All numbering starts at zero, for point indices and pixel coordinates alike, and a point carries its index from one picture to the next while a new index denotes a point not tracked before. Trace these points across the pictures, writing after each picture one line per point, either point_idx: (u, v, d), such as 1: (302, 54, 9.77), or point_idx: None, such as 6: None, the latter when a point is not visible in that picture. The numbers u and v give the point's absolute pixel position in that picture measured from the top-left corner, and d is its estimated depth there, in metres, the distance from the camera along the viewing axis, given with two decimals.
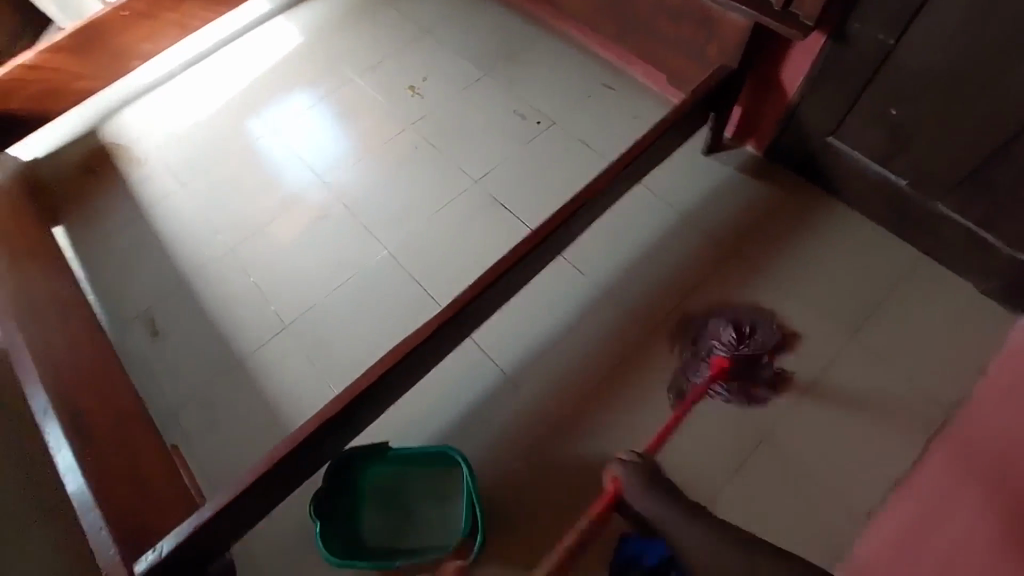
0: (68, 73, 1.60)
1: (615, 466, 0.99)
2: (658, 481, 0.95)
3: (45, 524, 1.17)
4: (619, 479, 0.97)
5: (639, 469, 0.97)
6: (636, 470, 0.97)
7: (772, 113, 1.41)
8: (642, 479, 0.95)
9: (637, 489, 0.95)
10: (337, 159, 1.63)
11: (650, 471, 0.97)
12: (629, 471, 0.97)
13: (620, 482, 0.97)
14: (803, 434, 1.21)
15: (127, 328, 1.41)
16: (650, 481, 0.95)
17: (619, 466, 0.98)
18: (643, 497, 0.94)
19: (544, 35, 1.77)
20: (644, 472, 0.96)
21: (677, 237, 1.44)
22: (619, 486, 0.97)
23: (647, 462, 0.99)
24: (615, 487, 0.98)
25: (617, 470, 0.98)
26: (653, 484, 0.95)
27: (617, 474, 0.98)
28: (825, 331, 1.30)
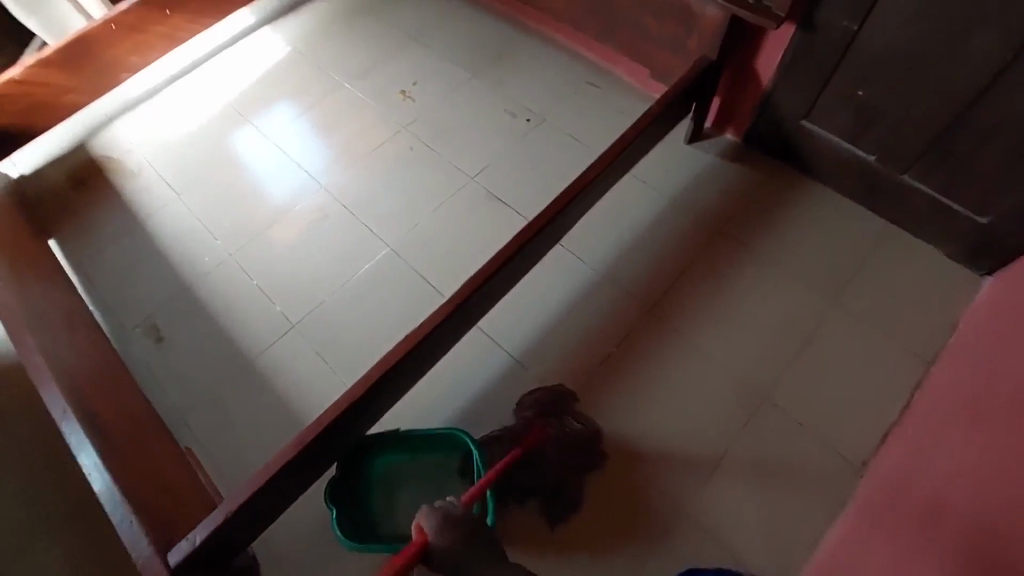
0: (55, 86, 1.60)
1: (426, 516, 0.88)
2: (463, 533, 0.86)
3: (58, 534, 1.16)
4: (426, 531, 0.87)
5: (444, 523, 0.86)
6: (444, 527, 0.86)
7: (749, 101, 1.50)
8: (444, 532, 0.86)
9: (445, 541, 0.85)
10: (332, 162, 1.66)
11: (456, 522, 0.87)
12: (438, 527, 0.86)
13: (428, 533, 0.87)
14: (799, 397, 1.28)
15: (131, 335, 1.41)
16: (455, 538, 0.85)
17: (427, 516, 0.88)
18: (444, 551, 0.85)
19: (527, 39, 1.84)
20: (454, 532, 0.86)
21: (667, 219, 1.51)
22: (425, 538, 0.87)
23: (458, 513, 0.89)
24: (423, 539, 0.87)
25: (422, 521, 0.88)
26: (456, 538, 0.86)
27: (425, 526, 0.87)
28: (811, 300, 1.38)
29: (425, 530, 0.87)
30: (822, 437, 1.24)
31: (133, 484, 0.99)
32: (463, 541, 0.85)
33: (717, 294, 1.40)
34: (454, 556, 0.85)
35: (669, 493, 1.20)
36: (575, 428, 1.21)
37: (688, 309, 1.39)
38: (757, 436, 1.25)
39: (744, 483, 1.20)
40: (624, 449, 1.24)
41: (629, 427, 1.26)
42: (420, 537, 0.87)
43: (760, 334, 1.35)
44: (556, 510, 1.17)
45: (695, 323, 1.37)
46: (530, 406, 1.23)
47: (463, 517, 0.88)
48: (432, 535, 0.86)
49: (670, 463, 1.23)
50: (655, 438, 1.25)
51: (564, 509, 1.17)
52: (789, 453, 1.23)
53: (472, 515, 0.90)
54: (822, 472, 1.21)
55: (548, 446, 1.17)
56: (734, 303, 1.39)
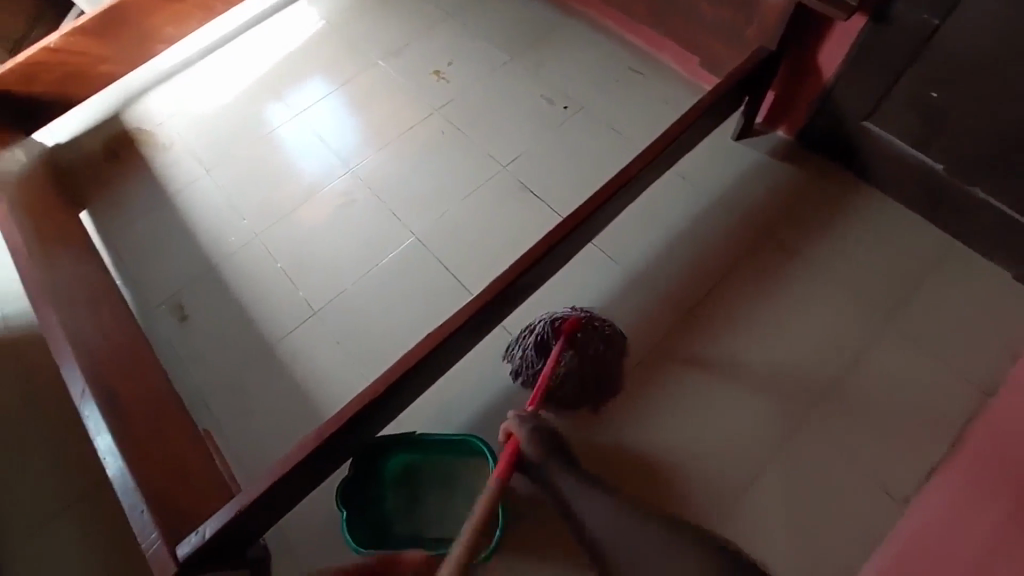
0: (91, 56, 1.58)
1: (517, 423, 1.02)
2: (552, 443, 1.01)
3: (80, 510, 1.20)
4: (519, 438, 1.00)
5: (535, 434, 1.00)
6: (538, 438, 1.00)
7: (807, 96, 1.39)
8: (534, 439, 1.00)
9: (536, 452, 1.00)
10: (360, 143, 1.62)
11: (546, 434, 1.01)
12: (535, 439, 1.00)
13: (520, 442, 1.00)
14: (840, 420, 1.20)
15: (155, 312, 1.41)
16: (546, 447, 1.00)
17: (518, 426, 1.01)
18: (536, 457, 1.00)
19: (569, 19, 1.75)
20: (545, 439, 1.00)
21: (708, 221, 1.42)
22: (520, 445, 1.00)
23: (544, 426, 1.02)
24: (513, 444, 1.01)
25: (516, 428, 1.01)
26: (549, 448, 1.01)
27: (517, 434, 1.01)
28: (859, 318, 1.29)
29: (517, 437, 1.01)
30: (861, 467, 1.16)
31: (150, 470, 0.98)
32: (552, 449, 1.01)
33: (757, 304, 1.32)
34: (545, 462, 1.01)
35: (693, 514, 1.14)
36: (608, 343, 1.19)
37: (726, 318, 1.31)
38: (792, 459, 1.17)
39: (773, 510, 1.14)
40: (647, 464, 1.19)
41: (654, 441, 1.21)
42: (513, 444, 1.00)
43: (801, 350, 1.27)
44: (558, 407, 1.21)
45: (731, 335, 1.29)
46: (586, 321, 1.18)
47: (548, 429, 1.02)
48: (524, 441, 1.00)
49: (694, 482, 1.17)
50: (683, 453, 1.19)
51: (563, 407, 1.21)
52: (824, 481, 1.15)
53: (555, 430, 1.04)
54: (859, 503, 1.13)
55: (578, 354, 1.16)
56: (776, 316, 1.31)
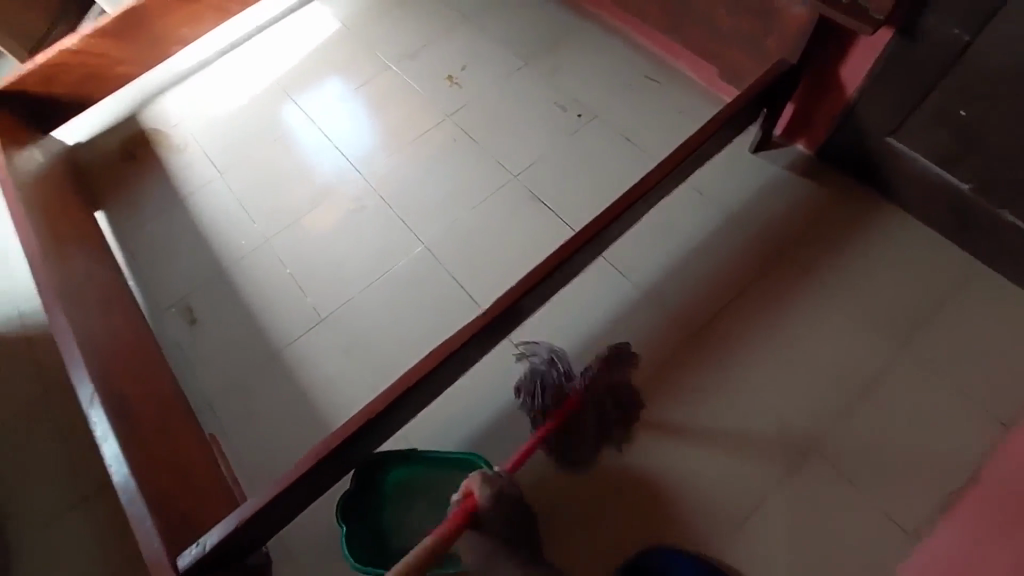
0: (109, 57, 1.60)
1: (479, 481, 0.96)
2: (511, 508, 0.97)
3: (89, 507, 1.24)
4: (478, 496, 0.94)
5: (499, 495, 0.94)
6: (497, 503, 0.94)
7: (828, 110, 1.35)
8: (496, 498, 0.94)
9: (492, 517, 0.95)
10: (371, 148, 1.61)
11: (508, 498, 0.96)
12: (493, 504, 0.94)
13: (478, 502, 0.94)
14: (851, 447, 1.17)
15: (166, 315, 1.43)
16: (503, 510, 0.95)
17: (483, 483, 0.95)
18: (490, 518, 0.95)
19: (585, 25, 1.72)
20: (503, 506, 0.95)
21: (721, 237, 1.39)
22: (477, 506, 0.94)
23: (508, 486, 0.97)
24: (473, 504, 0.94)
25: (477, 489, 0.94)
26: (506, 513, 0.96)
27: (479, 492, 0.94)
28: (875, 342, 1.25)
29: (476, 496, 0.94)
30: (871, 497, 1.13)
31: (154, 476, 0.98)
32: (507, 512, 0.96)
33: (769, 324, 1.29)
34: (497, 524, 0.96)
35: (696, 539, 1.13)
36: (613, 373, 1.17)
37: (738, 337, 1.29)
38: (800, 486, 1.15)
39: (779, 538, 1.12)
40: (651, 485, 1.17)
41: (658, 462, 1.19)
42: (470, 504, 0.93)
43: (814, 373, 1.24)
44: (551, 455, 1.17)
45: (741, 355, 1.27)
46: (601, 377, 1.15)
47: (510, 489, 0.97)
48: (484, 501, 0.94)
49: (698, 506, 1.15)
50: (687, 476, 1.17)
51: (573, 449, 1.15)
52: (832, 509, 1.13)
53: (517, 491, 0.99)
54: (868, 535, 1.10)
55: (583, 384, 1.14)
56: (788, 336, 1.28)
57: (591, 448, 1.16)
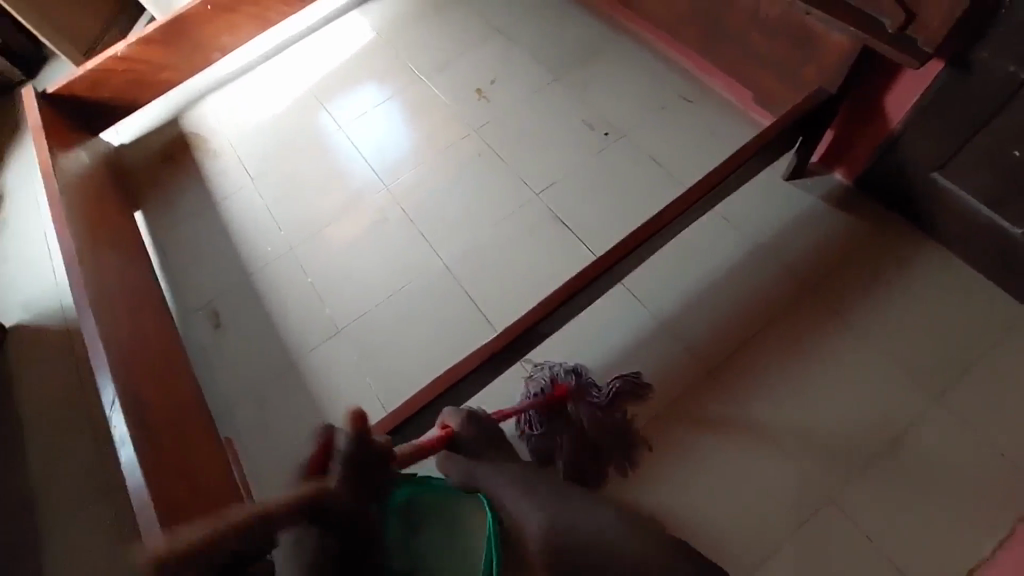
0: (155, 65, 1.67)
1: (452, 414, 0.98)
2: (485, 427, 0.96)
3: (107, 499, 1.30)
4: (453, 425, 0.96)
5: (468, 414, 0.96)
6: (468, 420, 0.95)
7: (868, 141, 1.28)
8: (468, 418, 0.96)
9: (469, 436, 0.94)
10: (396, 160, 1.63)
11: (480, 419, 0.97)
12: (464, 419, 0.95)
13: (451, 427, 0.96)
14: (872, 502, 1.11)
15: (193, 317, 1.49)
16: (480, 427, 0.95)
17: (452, 412, 0.98)
18: (470, 439, 0.94)
19: (619, 40, 1.69)
20: (477, 422, 0.95)
21: (747, 268, 1.34)
22: (449, 431, 0.95)
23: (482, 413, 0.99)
24: (448, 432, 0.95)
25: (450, 418, 0.98)
26: (479, 430, 0.94)
27: (450, 421, 0.97)
28: (907, 390, 1.18)
29: (450, 425, 0.97)
30: (891, 558, 1.06)
31: (169, 480, 1.02)
32: (486, 427, 0.96)
33: (791, 363, 1.23)
34: (475, 445, 0.93)
35: None
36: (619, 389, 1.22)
37: (756, 375, 1.23)
38: (813, 540, 1.09)
39: None
40: None
41: (667, 501, 1.15)
42: (445, 431, 0.95)
43: (837, 418, 1.18)
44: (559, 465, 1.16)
45: (760, 393, 1.22)
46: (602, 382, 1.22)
47: (483, 414, 0.98)
48: (457, 425, 0.96)
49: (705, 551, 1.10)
50: (693, 518, 1.13)
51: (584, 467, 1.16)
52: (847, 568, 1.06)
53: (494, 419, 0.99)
54: None
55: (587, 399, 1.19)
56: (812, 377, 1.22)
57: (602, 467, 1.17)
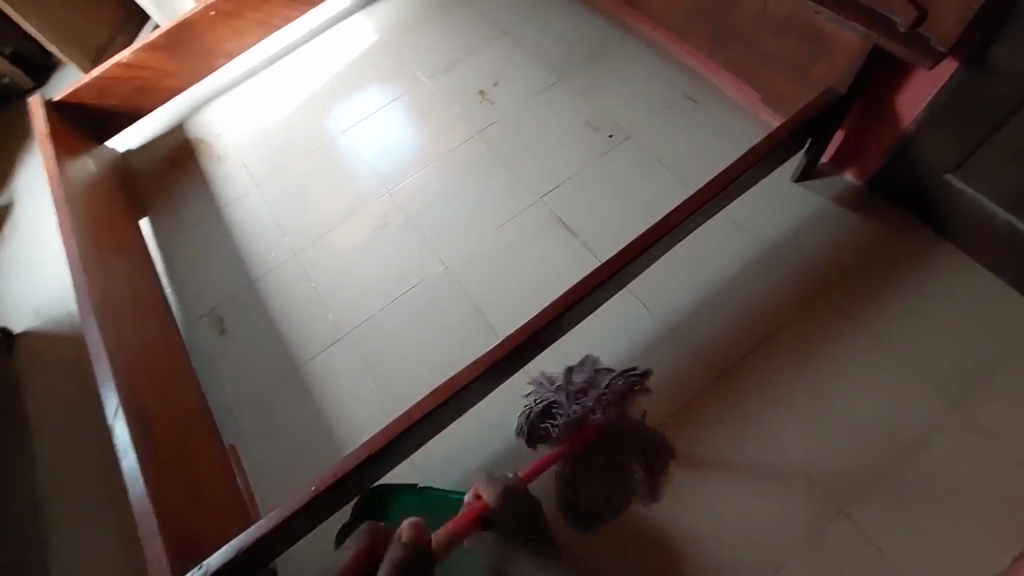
0: (160, 71, 1.68)
1: (486, 485, 0.99)
2: (520, 505, 0.98)
3: (113, 506, 1.31)
4: (487, 499, 0.97)
5: (504, 490, 0.97)
6: (504, 494, 0.97)
7: (880, 141, 1.25)
8: (503, 493, 0.97)
9: (503, 514, 0.96)
10: (400, 163, 1.62)
11: (515, 494, 0.98)
12: (499, 493, 0.97)
13: (486, 499, 0.97)
14: (885, 513, 1.08)
15: (198, 323, 1.49)
16: (514, 505, 0.97)
17: (487, 484, 0.98)
18: (503, 516, 0.96)
19: (624, 40, 1.66)
20: (512, 497, 0.97)
21: (755, 272, 1.31)
22: (485, 503, 0.97)
23: (516, 484, 0.99)
24: (483, 505, 0.97)
25: (484, 488, 0.98)
26: (514, 508, 0.97)
27: (485, 492, 0.98)
28: (921, 399, 1.15)
29: (485, 497, 0.98)
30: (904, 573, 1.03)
31: (170, 490, 1.02)
32: (516, 504, 0.97)
33: (800, 371, 1.20)
34: (508, 525, 0.97)
35: None
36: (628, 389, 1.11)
37: (764, 383, 1.21)
38: (824, 553, 1.06)
39: None
40: (666, 538, 1.11)
41: (674, 513, 1.13)
42: (480, 502, 0.97)
43: (848, 427, 1.14)
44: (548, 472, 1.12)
45: (768, 401, 1.19)
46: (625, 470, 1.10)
47: (517, 485, 0.99)
48: (491, 501, 0.96)
49: (712, 564, 1.08)
50: (700, 529, 1.11)
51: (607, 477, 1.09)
52: None
53: (525, 487, 1.00)
54: None
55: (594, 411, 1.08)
56: (823, 385, 1.19)
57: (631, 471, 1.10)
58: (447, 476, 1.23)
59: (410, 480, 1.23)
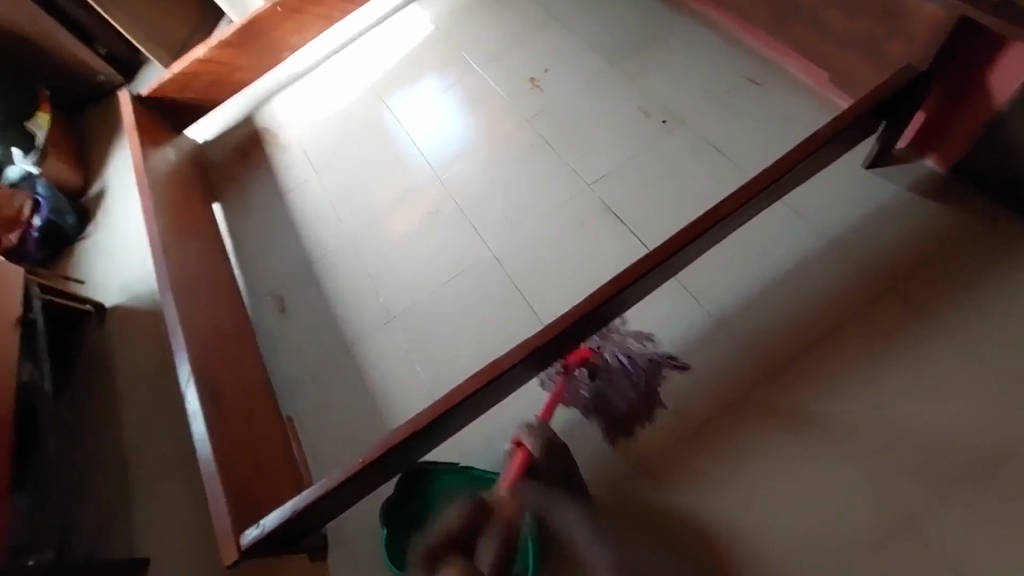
0: (231, 66, 1.82)
1: (526, 433, 1.08)
2: (557, 456, 1.09)
3: (186, 468, 1.42)
4: (531, 448, 1.06)
5: (547, 443, 1.07)
6: (545, 445, 1.07)
7: (966, 121, 1.15)
8: (546, 444, 1.07)
9: (546, 462, 1.07)
10: (451, 151, 1.64)
11: (552, 444, 1.08)
12: (541, 445, 1.07)
13: (530, 449, 1.06)
14: (957, 526, 0.99)
15: (263, 302, 1.59)
16: (554, 456, 1.08)
17: (531, 435, 1.07)
18: (546, 465, 1.07)
19: (681, 22, 1.60)
20: (551, 448, 1.08)
21: (817, 263, 1.24)
22: (530, 453, 1.06)
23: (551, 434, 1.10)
24: (528, 454, 1.06)
25: (526, 439, 1.07)
26: (554, 459, 1.08)
27: (529, 443, 1.07)
28: (1003, 406, 1.05)
29: (527, 446, 1.07)
30: None
31: (234, 454, 1.09)
32: (555, 456, 1.09)
33: (864, 369, 1.13)
34: (550, 473, 1.07)
35: None
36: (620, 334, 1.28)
37: (823, 380, 1.14)
38: (879, 565, 1.00)
39: None
40: (710, 534, 1.08)
41: (719, 509, 1.09)
42: (523, 452, 1.06)
43: (916, 433, 1.06)
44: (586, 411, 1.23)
45: (826, 398, 1.13)
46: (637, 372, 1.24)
47: (554, 439, 1.10)
48: (535, 449, 1.06)
49: (759, 566, 1.04)
50: (745, 528, 1.07)
51: (607, 401, 1.22)
52: None
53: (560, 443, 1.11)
54: None
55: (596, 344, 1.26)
56: (888, 386, 1.11)
57: (626, 397, 1.21)
58: (489, 458, 1.24)
59: (453, 460, 1.26)
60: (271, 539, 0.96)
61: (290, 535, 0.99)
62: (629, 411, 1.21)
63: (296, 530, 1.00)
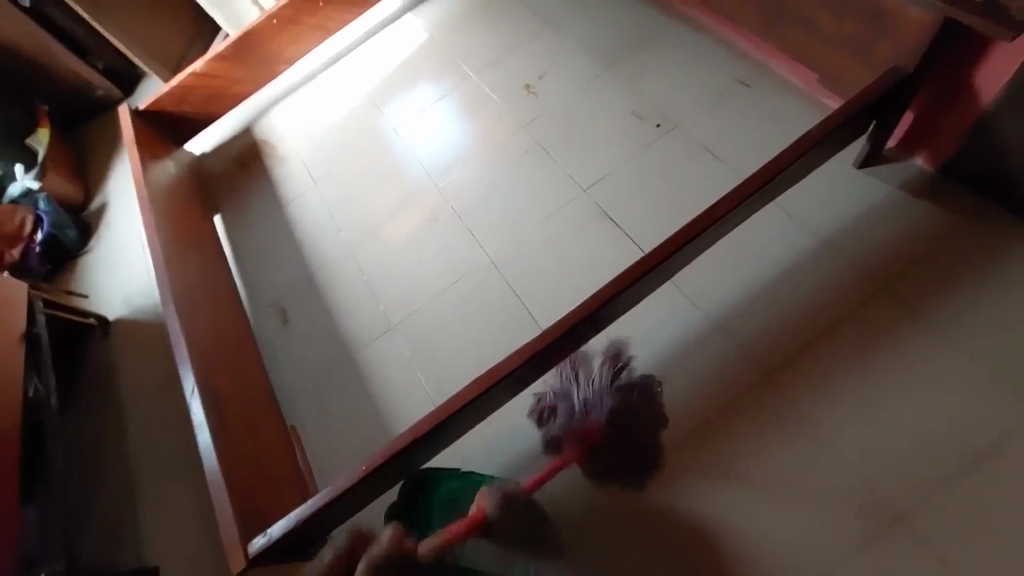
0: (228, 79, 1.85)
1: (486, 496, 1.04)
2: (518, 515, 1.06)
3: (192, 479, 1.44)
4: (488, 509, 1.03)
5: (506, 501, 1.04)
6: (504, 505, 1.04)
7: (953, 120, 1.16)
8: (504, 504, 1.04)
9: (506, 521, 1.04)
10: (448, 158, 1.66)
11: (514, 503, 1.06)
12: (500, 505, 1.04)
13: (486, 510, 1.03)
14: (953, 521, 1.01)
15: (264, 312, 1.60)
16: (514, 513, 1.05)
17: (491, 496, 1.04)
18: (504, 523, 1.04)
19: (673, 26, 1.62)
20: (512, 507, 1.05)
21: (810, 263, 1.26)
22: (486, 513, 1.03)
23: (514, 493, 1.06)
24: (483, 514, 1.03)
25: (485, 500, 1.04)
26: (515, 518, 1.05)
27: (487, 504, 1.04)
28: (996, 402, 1.06)
29: (485, 507, 1.04)
30: None
31: (238, 464, 1.11)
32: (518, 514, 1.06)
33: (858, 368, 1.15)
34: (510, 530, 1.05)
35: None
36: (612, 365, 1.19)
37: (818, 379, 1.16)
38: (877, 561, 1.01)
39: None
40: (710, 534, 1.09)
41: (719, 509, 1.10)
42: (478, 512, 1.03)
43: (912, 430, 1.08)
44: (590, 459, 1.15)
45: (821, 397, 1.14)
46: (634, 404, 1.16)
47: (516, 495, 1.07)
48: (491, 510, 1.03)
49: (759, 564, 1.05)
50: (744, 527, 1.08)
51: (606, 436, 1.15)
52: None
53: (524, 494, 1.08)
54: None
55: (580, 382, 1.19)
56: (883, 384, 1.12)
57: (625, 428, 1.14)
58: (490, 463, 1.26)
59: (455, 465, 1.28)
60: (278, 546, 0.97)
61: (296, 542, 1.00)
62: (632, 438, 1.14)
63: (302, 538, 1.01)
